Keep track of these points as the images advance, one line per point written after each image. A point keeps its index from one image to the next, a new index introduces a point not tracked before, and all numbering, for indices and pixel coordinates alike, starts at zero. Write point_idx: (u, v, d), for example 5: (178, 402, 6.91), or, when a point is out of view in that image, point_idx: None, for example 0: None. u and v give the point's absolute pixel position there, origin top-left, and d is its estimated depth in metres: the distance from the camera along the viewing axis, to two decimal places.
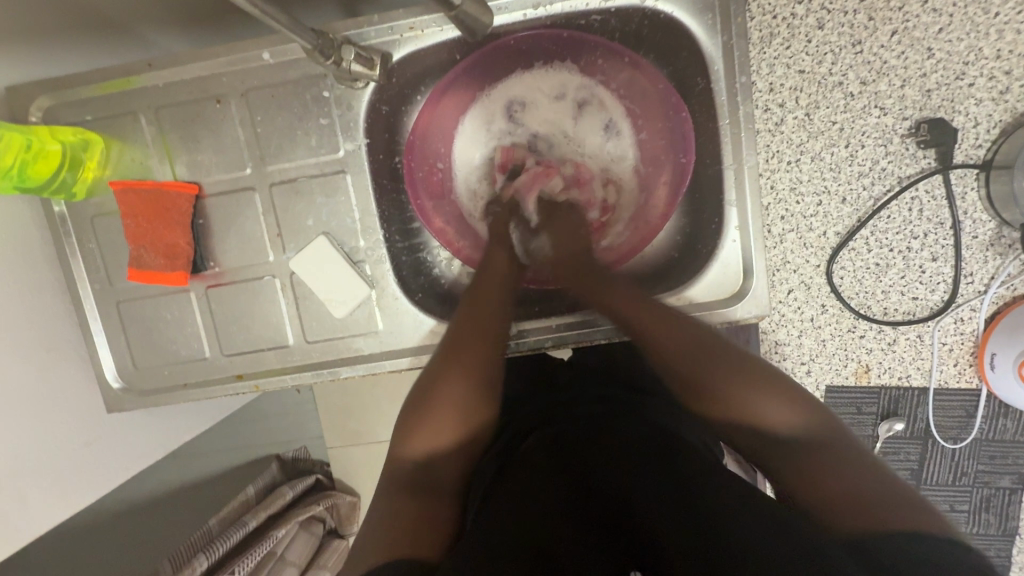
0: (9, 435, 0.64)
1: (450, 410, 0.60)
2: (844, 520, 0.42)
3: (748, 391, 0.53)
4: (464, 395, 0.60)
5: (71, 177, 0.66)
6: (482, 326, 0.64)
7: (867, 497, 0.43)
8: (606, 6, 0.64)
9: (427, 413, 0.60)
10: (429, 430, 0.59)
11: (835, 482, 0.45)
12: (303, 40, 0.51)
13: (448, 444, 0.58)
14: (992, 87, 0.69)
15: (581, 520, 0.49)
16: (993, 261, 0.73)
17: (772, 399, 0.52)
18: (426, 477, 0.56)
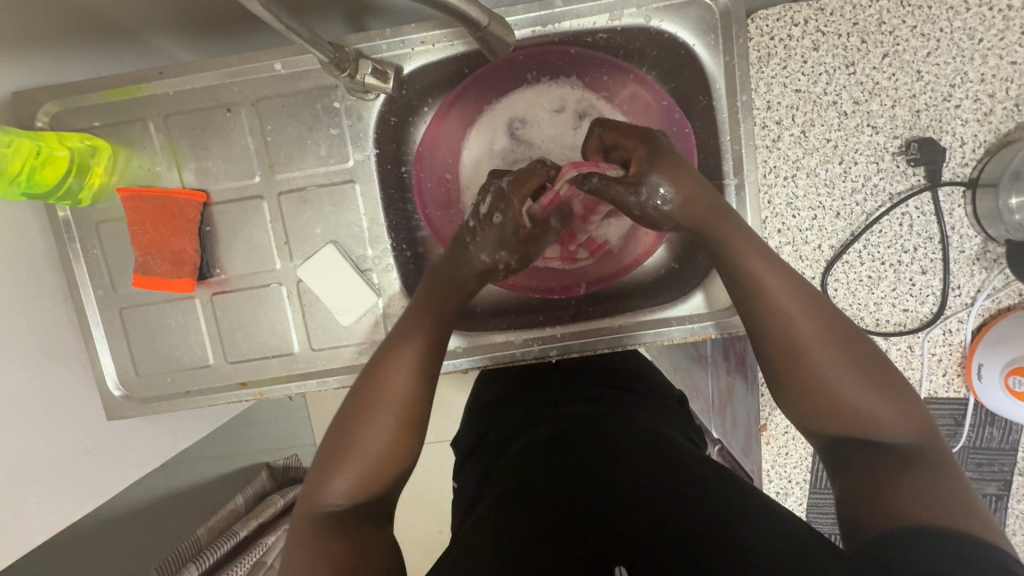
0: (3, 441, 0.62)
1: (367, 450, 0.53)
2: (888, 516, 0.44)
3: (859, 382, 0.50)
4: (386, 430, 0.54)
5: (78, 183, 0.65)
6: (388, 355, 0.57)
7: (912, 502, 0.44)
8: (612, 24, 0.66)
9: (343, 454, 0.53)
10: (345, 471, 0.53)
11: (914, 489, 0.45)
12: (320, 54, 0.52)
13: (380, 479, 0.53)
14: (978, 109, 0.73)
15: (566, 512, 0.50)
16: (979, 275, 0.76)
17: (874, 391, 0.50)
18: (352, 516, 0.51)
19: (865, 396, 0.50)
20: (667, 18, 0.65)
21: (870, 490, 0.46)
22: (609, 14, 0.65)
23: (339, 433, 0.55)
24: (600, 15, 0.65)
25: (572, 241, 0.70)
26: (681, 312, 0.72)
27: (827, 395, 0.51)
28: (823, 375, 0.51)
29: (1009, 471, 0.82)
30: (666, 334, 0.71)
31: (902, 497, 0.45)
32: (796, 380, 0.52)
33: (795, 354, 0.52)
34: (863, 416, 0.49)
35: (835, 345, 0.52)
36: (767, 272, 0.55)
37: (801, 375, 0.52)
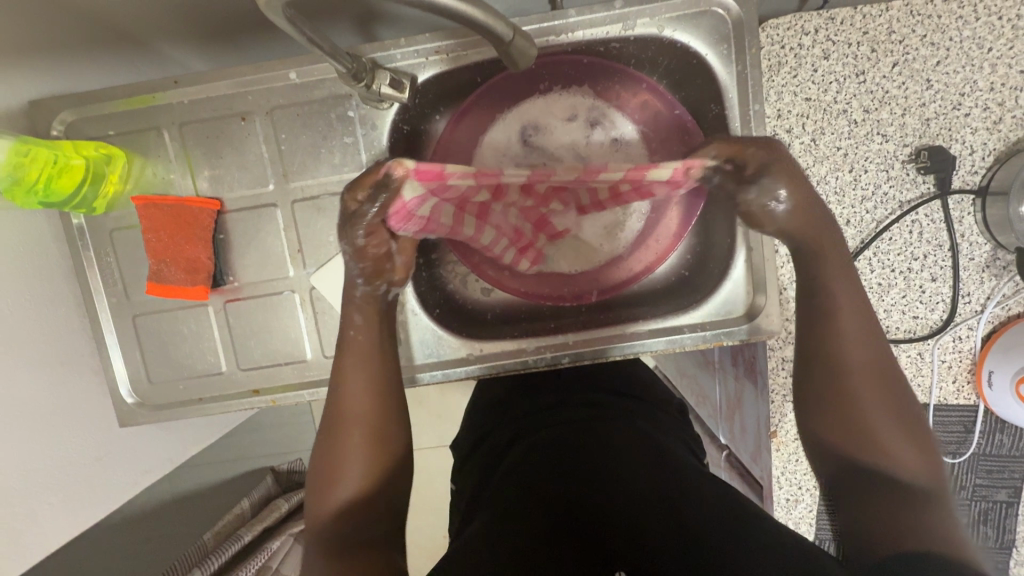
0: (17, 449, 0.62)
1: (358, 470, 0.58)
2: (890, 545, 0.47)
3: (883, 419, 0.54)
4: (370, 448, 0.59)
5: (93, 192, 0.66)
6: (368, 378, 0.62)
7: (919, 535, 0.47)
8: (626, 34, 0.66)
9: (336, 475, 0.58)
10: (339, 490, 0.57)
11: (915, 521, 0.48)
12: (337, 64, 0.52)
13: (370, 498, 0.58)
14: (987, 117, 0.73)
15: (562, 528, 0.50)
16: (989, 282, 0.77)
17: (902, 428, 0.54)
18: (353, 537, 0.55)
19: (888, 427, 0.54)
20: (680, 28, 0.65)
21: (881, 515, 0.49)
22: (622, 24, 0.65)
23: (331, 455, 0.59)
24: (612, 25, 0.65)
25: (525, 230, 0.71)
26: (692, 320, 0.71)
27: (846, 414, 0.55)
28: (849, 394, 0.55)
29: (1019, 478, 0.82)
30: (678, 342, 0.71)
31: (905, 527, 0.47)
32: (825, 396, 0.57)
33: (836, 378, 0.57)
34: (878, 448, 0.53)
35: (875, 385, 0.56)
36: (828, 298, 0.59)
37: (836, 394, 0.56)
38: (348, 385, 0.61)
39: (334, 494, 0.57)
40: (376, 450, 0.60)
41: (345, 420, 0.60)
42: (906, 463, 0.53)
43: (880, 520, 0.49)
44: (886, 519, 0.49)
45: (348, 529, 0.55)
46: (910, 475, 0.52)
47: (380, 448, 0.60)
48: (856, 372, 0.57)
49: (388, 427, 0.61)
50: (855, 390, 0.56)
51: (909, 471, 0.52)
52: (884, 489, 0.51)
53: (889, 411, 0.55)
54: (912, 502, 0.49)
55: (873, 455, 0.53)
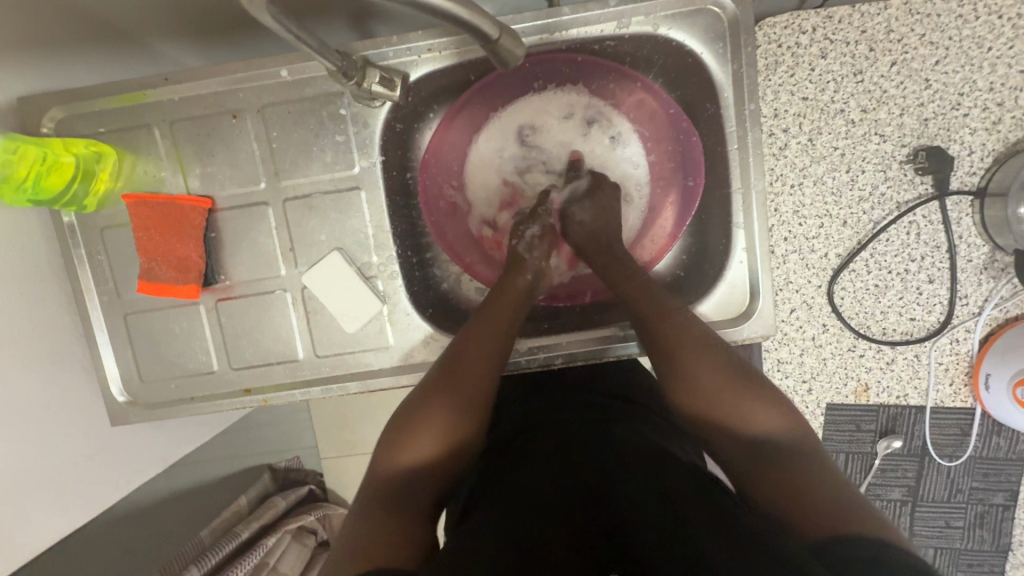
0: (8, 448, 0.62)
1: (430, 437, 0.60)
2: (810, 524, 0.45)
3: (732, 396, 0.58)
4: (453, 420, 0.61)
5: (83, 190, 0.65)
6: (489, 352, 0.65)
7: (819, 501, 0.47)
8: (620, 32, 0.65)
9: (408, 438, 0.59)
10: (411, 447, 0.59)
11: (790, 482, 0.49)
12: (326, 61, 0.52)
13: (432, 467, 0.59)
14: (986, 117, 0.72)
15: (552, 521, 0.50)
16: (987, 284, 0.76)
17: (763, 407, 0.57)
18: (404, 496, 0.56)
19: (736, 396, 0.58)
20: (675, 26, 0.64)
21: (773, 478, 0.50)
22: (617, 22, 0.64)
23: (412, 413, 0.61)
24: (607, 23, 0.64)
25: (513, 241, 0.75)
26: None
27: (698, 390, 0.60)
28: (690, 370, 0.61)
29: (1016, 481, 0.82)
30: None
31: (794, 489, 0.48)
32: (668, 370, 0.62)
33: (682, 378, 0.61)
34: (736, 424, 0.56)
35: (719, 379, 0.59)
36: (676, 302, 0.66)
37: (689, 392, 0.60)
38: (451, 356, 0.65)
39: (407, 455, 0.58)
40: (457, 424, 0.61)
41: (433, 385, 0.63)
42: (765, 428, 0.55)
43: (772, 486, 0.50)
44: (775, 485, 0.49)
45: (403, 487, 0.56)
46: (773, 437, 0.54)
47: (460, 424, 0.62)
48: (693, 352, 0.61)
49: (477, 407, 0.63)
50: (701, 386, 0.60)
51: (769, 432, 0.55)
52: (757, 462, 0.53)
53: (734, 390, 0.58)
54: (781, 462, 0.52)
55: (735, 434, 0.56)
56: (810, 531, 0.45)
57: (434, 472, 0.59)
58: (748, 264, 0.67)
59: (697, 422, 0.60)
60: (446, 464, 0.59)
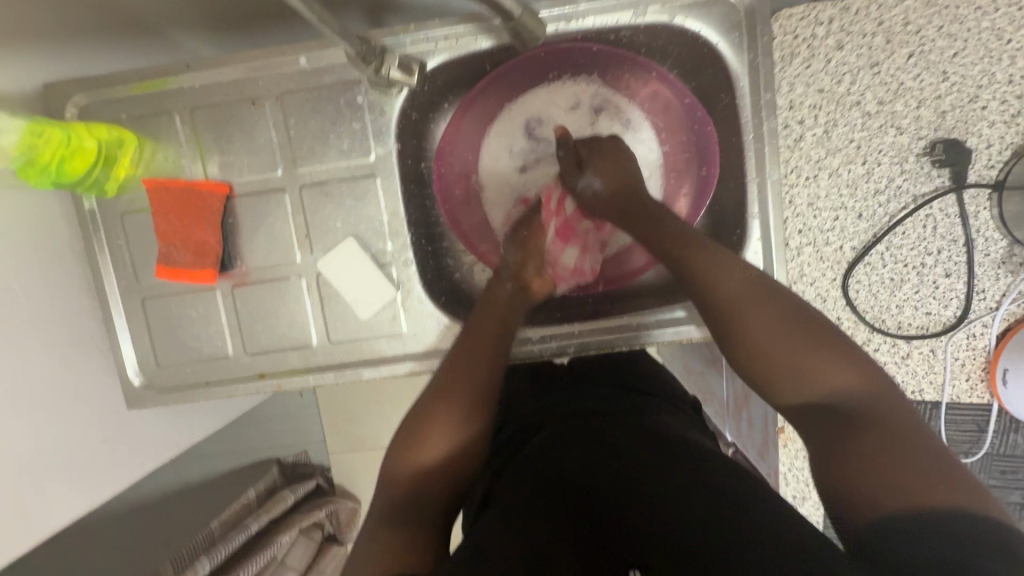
0: (25, 428, 0.63)
1: (444, 435, 0.59)
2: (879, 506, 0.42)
3: (800, 348, 0.53)
4: (454, 422, 0.60)
5: (105, 175, 0.66)
6: (488, 349, 0.65)
7: (881, 481, 0.43)
8: (635, 22, 0.66)
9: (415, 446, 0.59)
10: (431, 444, 0.59)
11: (869, 449, 0.45)
12: (348, 46, 0.53)
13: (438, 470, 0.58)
14: (1005, 110, 0.72)
15: (564, 524, 0.50)
16: (1005, 279, 0.75)
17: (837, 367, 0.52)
18: (419, 499, 0.56)
19: (801, 351, 0.53)
20: (691, 15, 0.65)
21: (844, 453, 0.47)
22: (632, 11, 0.65)
23: (421, 415, 0.61)
24: (623, 12, 0.65)
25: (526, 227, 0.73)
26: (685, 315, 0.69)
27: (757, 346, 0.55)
28: (747, 323, 0.56)
29: None
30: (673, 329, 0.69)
31: (865, 470, 0.44)
32: (735, 331, 0.57)
33: (736, 334, 0.57)
34: (806, 376, 0.52)
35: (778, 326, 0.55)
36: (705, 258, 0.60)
37: (753, 350, 0.55)
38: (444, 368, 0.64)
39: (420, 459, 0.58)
40: (467, 416, 0.61)
41: (438, 386, 0.63)
42: (839, 383, 0.51)
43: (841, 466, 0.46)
44: (862, 460, 0.45)
45: (417, 493, 0.56)
46: (846, 394, 0.51)
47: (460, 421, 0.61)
48: (749, 303, 0.57)
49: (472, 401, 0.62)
50: (755, 334, 0.55)
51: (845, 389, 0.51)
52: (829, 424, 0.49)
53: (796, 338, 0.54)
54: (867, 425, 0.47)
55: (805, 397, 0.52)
56: (864, 521, 0.43)
57: (437, 473, 0.58)
58: (762, 254, 0.67)
59: (753, 369, 0.56)
60: (461, 458, 0.59)
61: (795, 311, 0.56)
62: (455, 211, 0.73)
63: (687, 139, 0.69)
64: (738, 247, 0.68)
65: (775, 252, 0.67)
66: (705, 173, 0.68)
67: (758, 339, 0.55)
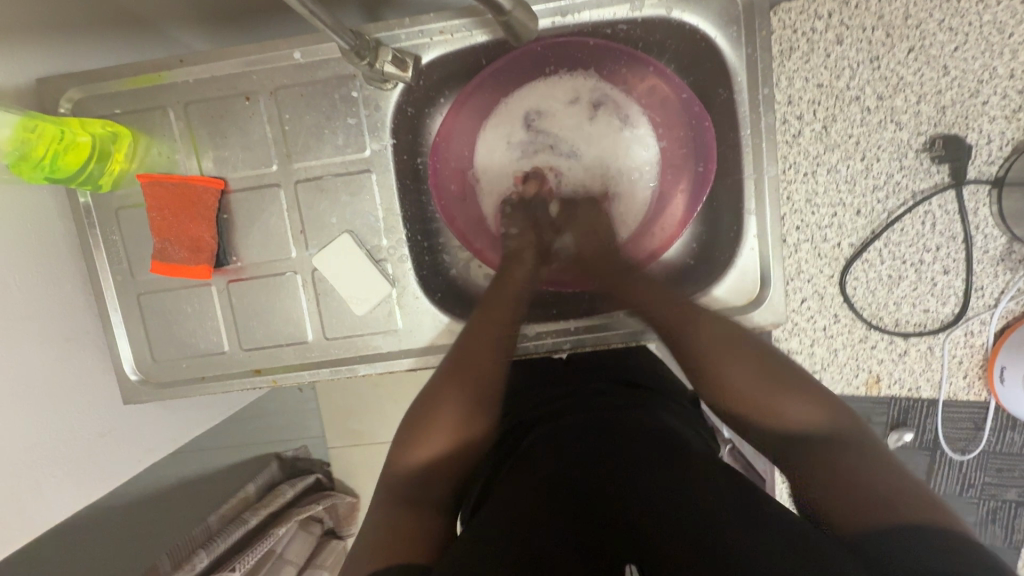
0: (21, 423, 0.63)
1: (443, 431, 0.61)
2: (853, 514, 0.45)
3: (771, 388, 0.57)
4: (464, 411, 0.62)
5: (99, 170, 0.66)
6: (488, 340, 0.66)
7: (855, 499, 0.46)
8: (633, 16, 0.65)
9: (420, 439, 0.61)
10: (432, 440, 0.61)
11: (839, 477, 0.48)
12: (341, 40, 0.52)
13: (445, 463, 0.59)
14: (1005, 106, 0.71)
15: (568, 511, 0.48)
16: (1003, 276, 0.75)
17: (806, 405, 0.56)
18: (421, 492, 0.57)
19: (769, 392, 0.57)
20: (689, 9, 0.64)
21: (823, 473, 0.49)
22: (629, 5, 0.64)
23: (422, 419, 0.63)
24: (619, 5, 0.64)
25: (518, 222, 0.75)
26: None
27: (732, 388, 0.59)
28: (724, 371, 0.61)
29: None
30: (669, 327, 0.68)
31: (840, 490, 0.47)
32: (712, 375, 0.61)
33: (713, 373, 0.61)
34: (777, 415, 0.56)
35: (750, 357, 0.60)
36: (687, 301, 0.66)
37: (728, 391, 0.60)
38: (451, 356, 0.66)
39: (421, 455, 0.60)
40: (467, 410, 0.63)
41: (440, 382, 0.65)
42: (806, 420, 0.55)
43: (822, 488, 0.48)
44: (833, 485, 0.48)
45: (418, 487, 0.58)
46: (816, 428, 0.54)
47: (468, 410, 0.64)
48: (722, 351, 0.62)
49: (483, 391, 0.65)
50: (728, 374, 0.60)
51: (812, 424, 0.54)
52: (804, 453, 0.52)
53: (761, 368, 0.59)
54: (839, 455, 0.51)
55: (769, 427, 0.56)
56: (847, 530, 0.45)
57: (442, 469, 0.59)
58: (758, 251, 0.67)
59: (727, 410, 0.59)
60: (463, 451, 0.61)
61: (765, 355, 0.61)
62: (451, 207, 0.71)
63: (685, 132, 0.68)
64: (735, 243, 0.68)
65: (772, 249, 0.66)
66: (704, 170, 0.67)
67: (731, 380, 0.60)
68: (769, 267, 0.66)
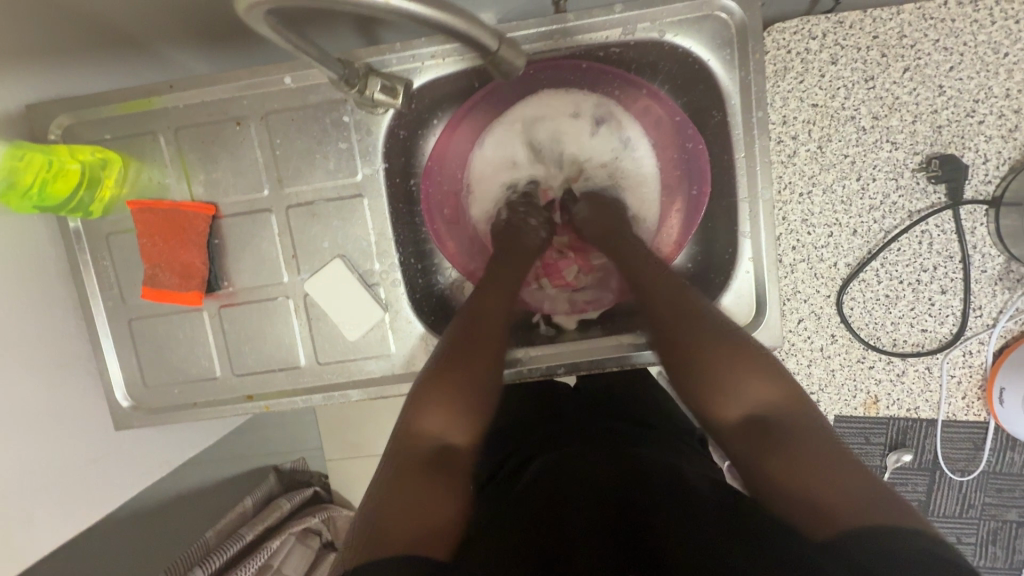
0: (11, 453, 0.62)
1: (455, 410, 0.58)
2: (820, 517, 0.45)
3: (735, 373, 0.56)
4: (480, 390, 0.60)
5: (89, 197, 0.66)
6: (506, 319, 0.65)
7: (828, 504, 0.45)
8: (626, 39, 0.64)
9: (432, 413, 0.57)
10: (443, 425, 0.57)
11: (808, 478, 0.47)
12: (328, 71, 0.52)
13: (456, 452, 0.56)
14: (1002, 125, 0.70)
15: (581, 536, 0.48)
16: (1001, 296, 0.74)
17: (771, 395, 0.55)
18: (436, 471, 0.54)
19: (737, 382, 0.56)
20: (683, 32, 0.63)
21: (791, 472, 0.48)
22: (623, 28, 0.63)
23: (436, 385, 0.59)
24: (612, 29, 0.63)
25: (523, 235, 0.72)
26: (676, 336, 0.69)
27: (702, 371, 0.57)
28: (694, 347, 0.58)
29: None
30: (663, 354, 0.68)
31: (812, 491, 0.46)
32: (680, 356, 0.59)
33: (687, 351, 0.59)
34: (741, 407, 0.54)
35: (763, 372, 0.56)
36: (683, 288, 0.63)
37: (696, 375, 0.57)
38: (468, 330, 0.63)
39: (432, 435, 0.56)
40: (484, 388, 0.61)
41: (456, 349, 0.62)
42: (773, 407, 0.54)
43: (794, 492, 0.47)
44: (803, 486, 0.47)
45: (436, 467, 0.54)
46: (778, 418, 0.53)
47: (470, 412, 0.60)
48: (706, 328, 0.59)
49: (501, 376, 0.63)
50: (704, 357, 0.57)
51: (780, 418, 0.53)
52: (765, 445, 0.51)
53: (742, 363, 0.56)
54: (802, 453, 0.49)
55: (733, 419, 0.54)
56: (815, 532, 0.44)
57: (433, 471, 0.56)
58: (755, 273, 0.66)
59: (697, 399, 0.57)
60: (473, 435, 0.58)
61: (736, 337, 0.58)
62: (445, 231, 0.72)
63: (677, 154, 0.69)
64: (731, 267, 0.67)
65: (768, 273, 0.66)
66: (698, 193, 0.67)
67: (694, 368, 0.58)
68: (765, 291, 0.66)
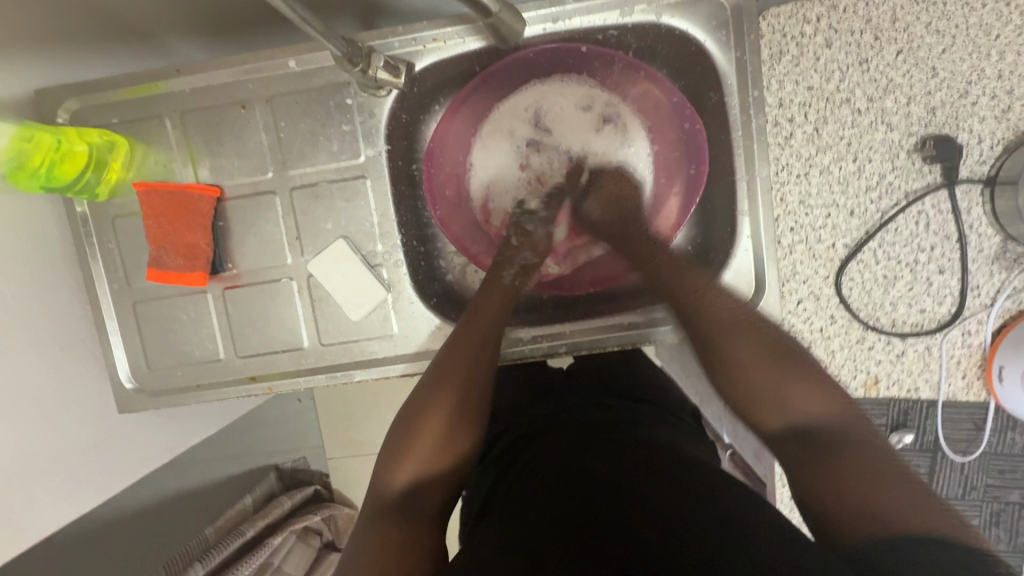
0: (14, 431, 0.63)
1: (433, 439, 0.60)
2: (850, 518, 0.48)
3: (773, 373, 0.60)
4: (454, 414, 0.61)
5: (95, 178, 0.67)
6: (477, 340, 0.64)
7: (858, 501, 0.48)
8: (623, 21, 0.66)
9: (410, 448, 0.60)
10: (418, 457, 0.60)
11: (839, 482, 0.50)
12: (333, 48, 0.53)
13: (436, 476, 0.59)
14: (995, 106, 0.72)
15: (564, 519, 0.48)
16: (999, 275, 0.75)
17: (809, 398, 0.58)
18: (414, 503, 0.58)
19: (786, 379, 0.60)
20: (678, 14, 0.65)
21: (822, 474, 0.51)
22: (619, 11, 0.65)
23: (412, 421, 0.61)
24: (609, 11, 0.65)
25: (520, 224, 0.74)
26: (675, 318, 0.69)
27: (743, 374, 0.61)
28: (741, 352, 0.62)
29: None
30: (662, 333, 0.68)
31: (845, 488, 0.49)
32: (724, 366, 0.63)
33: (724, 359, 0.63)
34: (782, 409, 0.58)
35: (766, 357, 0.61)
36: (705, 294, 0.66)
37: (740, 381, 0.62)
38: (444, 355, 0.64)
39: (409, 469, 0.59)
40: (460, 410, 0.62)
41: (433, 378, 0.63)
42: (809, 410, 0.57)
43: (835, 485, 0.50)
44: (837, 482, 0.50)
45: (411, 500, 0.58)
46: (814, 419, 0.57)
47: (472, 421, 0.63)
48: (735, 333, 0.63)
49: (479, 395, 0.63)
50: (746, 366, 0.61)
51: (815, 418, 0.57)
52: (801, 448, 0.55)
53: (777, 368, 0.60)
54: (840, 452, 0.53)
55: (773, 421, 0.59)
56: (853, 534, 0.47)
57: (437, 477, 0.59)
58: (752, 250, 0.67)
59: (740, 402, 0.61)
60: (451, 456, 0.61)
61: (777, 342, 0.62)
62: (446, 214, 0.72)
63: (677, 135, 0.68)
64: (729, 245, 0.68)
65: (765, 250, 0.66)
66: (697, 171, 0.67)
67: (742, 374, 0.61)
68: (763, 268, 0.66)
